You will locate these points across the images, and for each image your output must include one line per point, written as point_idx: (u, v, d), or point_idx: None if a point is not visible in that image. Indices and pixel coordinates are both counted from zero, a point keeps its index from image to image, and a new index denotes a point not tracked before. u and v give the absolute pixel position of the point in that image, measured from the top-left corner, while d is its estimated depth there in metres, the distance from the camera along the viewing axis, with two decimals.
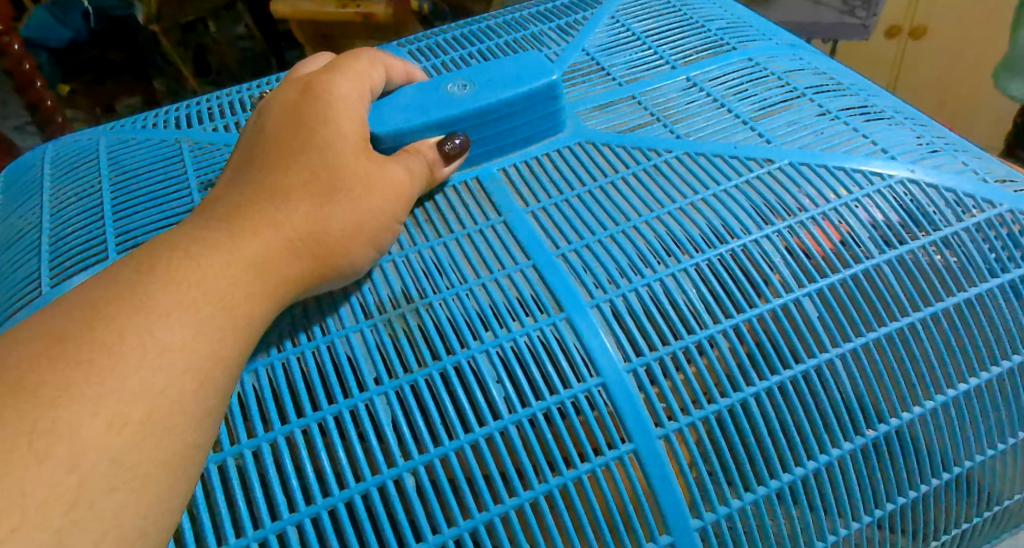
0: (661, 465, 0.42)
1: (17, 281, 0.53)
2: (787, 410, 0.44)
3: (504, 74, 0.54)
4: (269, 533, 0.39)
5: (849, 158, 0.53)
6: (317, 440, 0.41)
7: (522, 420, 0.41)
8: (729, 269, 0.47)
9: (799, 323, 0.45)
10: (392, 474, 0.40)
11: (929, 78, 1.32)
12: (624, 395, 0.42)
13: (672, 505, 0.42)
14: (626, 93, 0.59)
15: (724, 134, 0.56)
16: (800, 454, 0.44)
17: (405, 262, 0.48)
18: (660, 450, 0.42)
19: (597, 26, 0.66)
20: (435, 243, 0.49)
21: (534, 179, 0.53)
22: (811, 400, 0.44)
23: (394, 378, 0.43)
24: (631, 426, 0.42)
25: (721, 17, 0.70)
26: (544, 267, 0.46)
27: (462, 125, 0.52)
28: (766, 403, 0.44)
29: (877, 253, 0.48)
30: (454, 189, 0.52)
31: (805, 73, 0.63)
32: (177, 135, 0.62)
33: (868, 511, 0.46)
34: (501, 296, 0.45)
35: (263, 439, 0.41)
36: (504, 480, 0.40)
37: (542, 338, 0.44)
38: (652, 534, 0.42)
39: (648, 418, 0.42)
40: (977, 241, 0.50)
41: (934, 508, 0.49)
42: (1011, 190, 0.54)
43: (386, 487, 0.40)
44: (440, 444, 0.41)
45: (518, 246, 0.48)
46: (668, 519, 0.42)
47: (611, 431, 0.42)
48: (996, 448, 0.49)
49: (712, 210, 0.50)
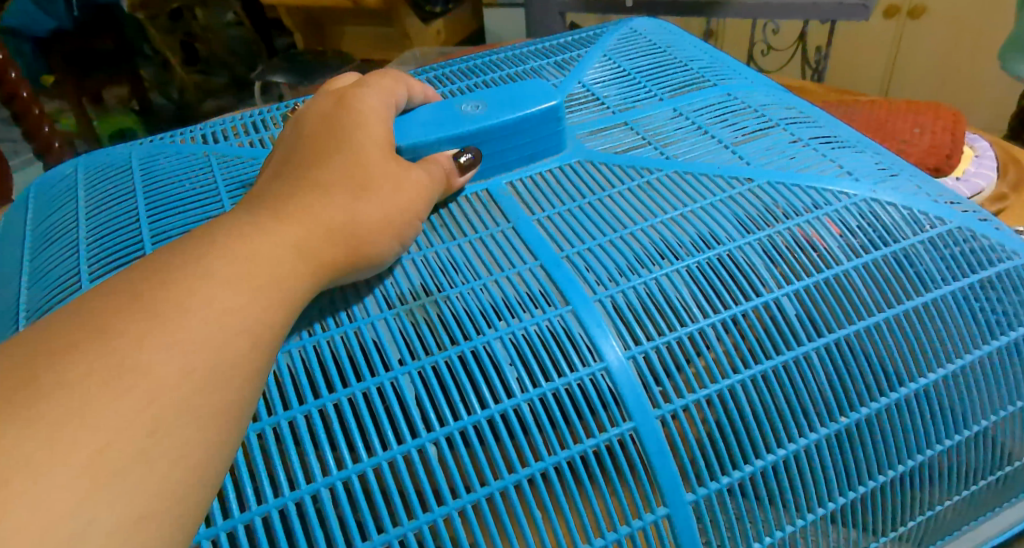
0: (660, 449, 0.38)
1: (47, 282, 0.48)
2: (771, 397, 0.41)
3: (509, 96, 0.52)
4: (268, 507, 0.35)
5: (809, 176, 0.51)
6: (323, 431, 0.37)
7: (534, 399, 0.38)
8: (721, 275, 0.44)
9: (776, 320, 0.42)
10: (392, 454, 0.36)
11: (925, 60, 1.28)
12: (629, 384, 0.39)
13: (669, 477, 0.38)
14: (621, 119, 0.57)
15: (713, 155, 0.53)
16: (779, 435, 0.41)
17: (423, 261, 0.45)
18: (658, 431, 0.39)
19: (592, 62, 0.63)
20: (445, 245, 0.46)
21: (544, 187, 0.50)
22: (787, 390, 0.41)
23: (418, 358, 0.39)
24: (629, 400, 0.39)
25: (702, 57, 0.67)
26: (555, 267, 0.44)
27: (476, 141, 0.50)
28: (753, 394, 0.41)
29: (844, 258, 0.46)
30: (466, 198, 0.49)
31: (778, 105, 0.60)
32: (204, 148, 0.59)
33: (870, 476, 0.44)
34: (510, 289, 0.43)
35: (289, 415, 0.37)
36: (494, 464, 0.37)
37: (553, 329, 0.41)
38: (644, 509, 0.38)
39: (647, 399, 0.39)
40: (936, 252, 0.48)
41: (925, 483, 0.46)
42: (959, 209, 0.51)
43: (408, 456, 0.36)
44: (444, 425, 0.37)
45: (525, 247, 0.45)
46: (665, 492, 0.38)
47: (612, 412, 0.39)
48: (995, 416, 0.46)
49: (692, 223, 0.47)
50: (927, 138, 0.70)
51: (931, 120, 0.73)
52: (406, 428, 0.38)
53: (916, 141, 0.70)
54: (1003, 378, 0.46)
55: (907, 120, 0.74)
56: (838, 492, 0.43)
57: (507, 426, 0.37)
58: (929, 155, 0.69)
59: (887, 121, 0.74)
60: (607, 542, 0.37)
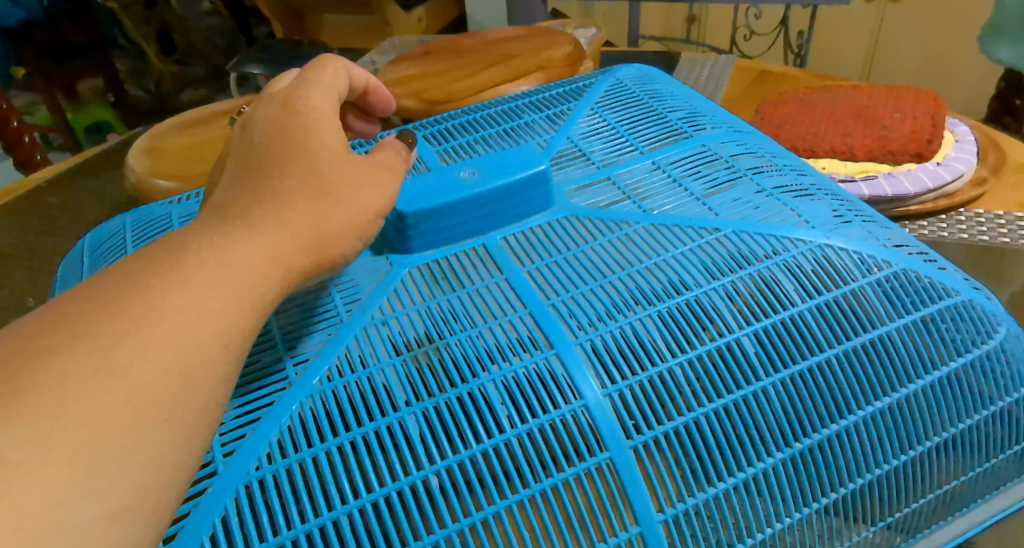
0: (634, 478, 0.33)
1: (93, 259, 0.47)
2: (740, 430, 0.35)
3: (508, 164, 0.42)
4: (201, 533, 0.29)
5: (766, 225, 0.41)
6: (311, 469, 0.31)
7: (524, 433, 0.32)
8: (687, 319, 0.36)
9: (731, 360, 0.35)
10: (354, 506, 0.30)
11: (904, 44, 1.28)
12: (608, 422, 0.33)
13: (637, 490, 0.33)
14: (631, 146, 0.48)
15: (698, 171, 0.46)
16: (752, 453, 0.35)
17: (425, 271, 0.39)
18: (633, 460, 0.33)
19: (601, 87, 0.55)
20: (440, 254, 0.40)
21: (538, 240, 0.41)
22: (761, 414, 0.35)
23: (424, 400, 0.33)
24: (605, 428, 0.33)
25: (683, 102, 0.54)
26: (543, 315, 0.36)
27: (467, 217, 0.40)
28: (719, 428, 0.34)
29: (798, 298, 0.38)
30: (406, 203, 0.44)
31: (747, 151, 0.48)
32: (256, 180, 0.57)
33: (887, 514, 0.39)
34: (480, 305, 0.37)
35: (264, 437, 0.32)
36: (451, 490, 0.31)
37: (539, 374, 0.34)
38: (613, 529, 0.32)
39: (619, 427, 0.33)
40: (886, 295, 0.39)
41: (964, 492, 0.41)
42: (908, 252, 0.41)
43: (383, 502, 0.30)
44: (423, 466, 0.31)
45: (491, 259, 0.40)
46: (635, 506, 0.33)
47: (584, 434, 0.33)
48: (1012, 451, 0.41)
49: (657, 275, 0.39)
50: (908, 124, 0.70)
51: (912, 104, 0.73)
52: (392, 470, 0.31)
53: (898, 127, 0.70)
54: (973, 395, 0.39)
55: (888, 104, 0.74)
56: (813, 496, 0.36)
57: (483, 469, 0.32)
58: (909, 140, 0.68)
59: (868, 106, 0.74)
60: None
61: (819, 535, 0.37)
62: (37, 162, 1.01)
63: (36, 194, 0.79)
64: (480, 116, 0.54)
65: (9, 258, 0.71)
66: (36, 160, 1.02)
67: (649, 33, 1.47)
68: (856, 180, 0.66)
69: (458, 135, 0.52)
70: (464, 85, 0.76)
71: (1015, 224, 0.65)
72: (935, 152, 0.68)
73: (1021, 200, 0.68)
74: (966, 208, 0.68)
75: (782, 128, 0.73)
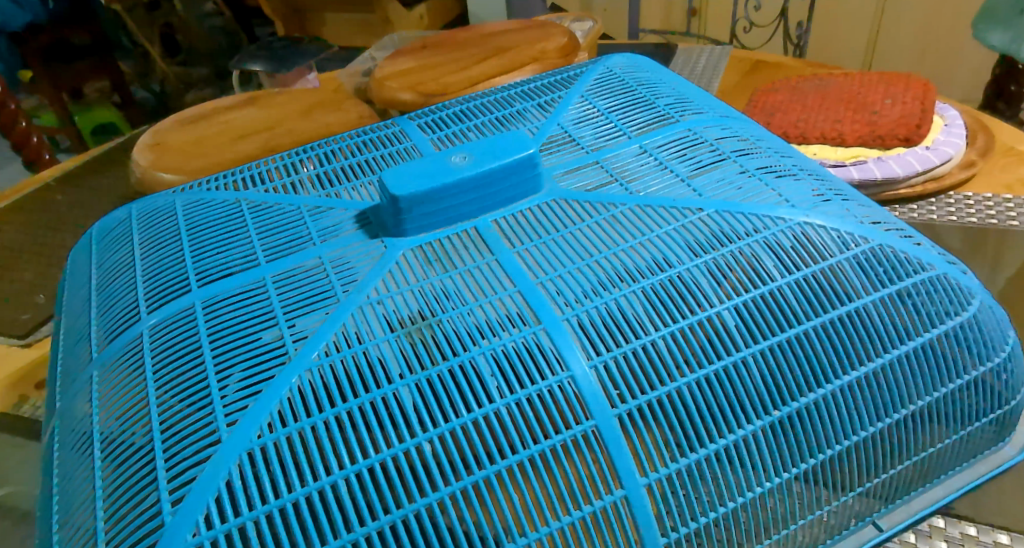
0: (619, 445, 0.34)
1: (107, 323, 0.42)
2: (722, 400, 0.36)
3: (491, 143, 0.44)
4: (206, 496, 0.31)
5: (747, 205, 0.42)
6: (309, 437, 0.33)
7: (513, 403, 0.34)
8: (670, 295, 0.38)
9: (714, 335, 0.37)
10: (353, 471, 0.32)
11: (904, 31, 1.27)
12: (594, 392, 0.35)
13: (622, 457, 0.34)
14: (618, 132, 0.49)
15: (684, 155, 0.47)
16: (732, 420, 0.36)
17: (418, 254, 0.41)
18: (618, 430, 0.34)
19: (591, 76, 0.56)
20: (435, 236, 0.42)
21: (528, 222, 0.42)
22: (743, 385, 0.37)
23: (419, 371, 0.35)
24: (591, 398, 0.35)
25: (670, 89, 0.55)
26: (533, 293, 0.38)
27: (456, 201, 0.42)
28: (701, 397, 0.36)
29: (778, 274, 0.39)
30: (367, 186, 0.47)
31: (731, 135, 0.49)
32: (237, 193, 0.48)
33: (863, 481, 0.41)
34: (471, 284, 0.39)
35: (264, 410, 0.33)
36: (443, 458, 0.33)
37: (528, 347, 0.36)
38: (598, 493, 0.34)
39: (604, 397, 0.35)
40: (863, 270, 0.40)
41: (942, 458, 0.43)
42: (885, 228, 0.43)
43: (377, 468, 0.32)
44: (414, 434, 0.33)
45: (481, 241, 0.41)
46: (620, 471, 0.34)
47: (571, 406, 0.34)
48: (988, 417, 0.43)
49: (641, 253, 0.40)
50: (898, 108, 0.71)
51: (902, 90, 0.74)
52: (386, 435, 0.33)
53: (887, 113, 0.71)
54: (948, 366, 0.40)
55: (879, 90, 0.74)
56: (791, 464, 0.38)
57: (476, 436, 0.33)
58: (898, 126, 0.69)
59: (858, 92, 0.75)
60: (560, 528, 0.33)
61: (805, 502, 0.39)
62: (46, 161, 1.04)
63: (45, 192, 0.81)
64: (472, 105, 0.56)
65: (20, 253, 0.73)
66: (43, 160, 1.04)
67: (649, 26, 1.48)
68: (847, 164, 0.67)
69: (453, 123, 0.53)
70: (459, 78, 0.77)
71: (1003, 205, 0.66)
72: (925, 137, 0.69)
73: (1008, 182, 0.69)
74: (955, 190, 0.69)
75: (772, 116, 0.74)
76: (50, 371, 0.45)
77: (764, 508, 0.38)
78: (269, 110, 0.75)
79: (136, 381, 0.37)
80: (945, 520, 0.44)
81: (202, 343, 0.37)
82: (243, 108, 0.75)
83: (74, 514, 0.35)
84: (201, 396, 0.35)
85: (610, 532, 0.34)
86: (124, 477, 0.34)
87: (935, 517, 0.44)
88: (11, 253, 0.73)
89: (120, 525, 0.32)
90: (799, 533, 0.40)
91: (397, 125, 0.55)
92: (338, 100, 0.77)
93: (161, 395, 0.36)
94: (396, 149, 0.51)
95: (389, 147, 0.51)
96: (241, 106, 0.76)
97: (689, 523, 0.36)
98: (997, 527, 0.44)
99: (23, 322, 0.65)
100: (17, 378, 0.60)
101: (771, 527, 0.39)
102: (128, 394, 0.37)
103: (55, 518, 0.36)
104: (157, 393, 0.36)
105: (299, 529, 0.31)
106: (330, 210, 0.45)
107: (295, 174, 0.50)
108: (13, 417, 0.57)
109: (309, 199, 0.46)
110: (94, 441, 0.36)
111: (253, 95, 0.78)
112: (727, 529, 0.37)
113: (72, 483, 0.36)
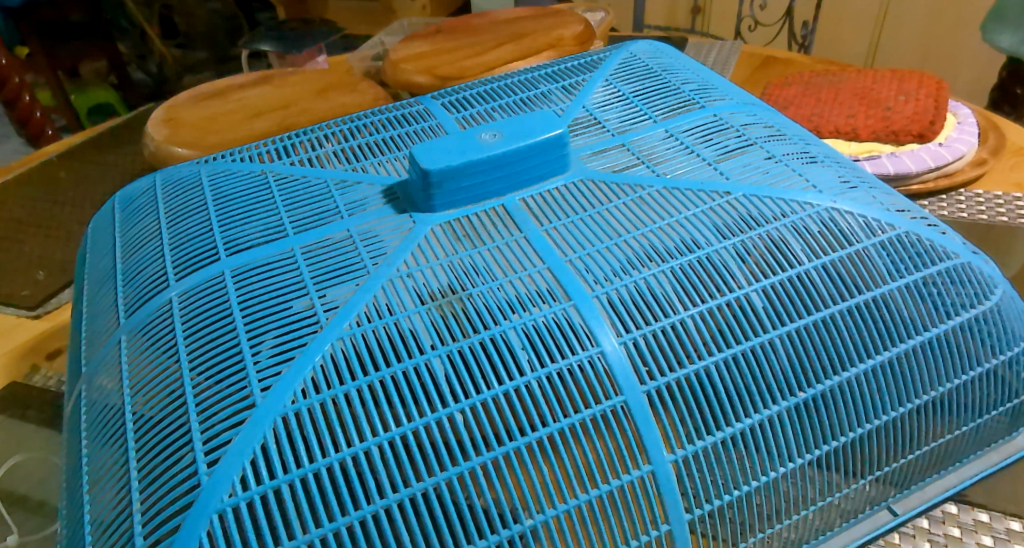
0: (648, 422, 0.35)
1: (133, 289, 0.42)
2: (747, 381, 0.37)
3: (521, 122, 0.44)
4: (242, 458, 0.31)
5: (774, 190, 0.43)
6: (344, 407, 0.33)
7: (544, 376, 0.34)
8: (699, 276, 0.38)
9: (741, 316, 0.37)
10: (385, 439, 0.32)
11: (906, 37, 1.27)
12: (624, 369, 0.35)
13: (650, 434, 0.35)
14: (643, 115, 0.50)
15: (710, 141, 0.47)
16: (755, 400, 0.37)
17: (447, 229, 0.41)
18: (645, 408, 0.35)
19: (615, 61, 0.56)
20: (463, 212, 0.42)
21: (556, 200, 0.43)
22: (767, 365, 0.37)
23: (449, 344, 0.35)
24: (620, 374, 0.35)
25: (693, 76, 0.55)
26: (562, 270, 0.38)
27: (485, 177, 0.42)
28: (728, 377, 0.36)
29: (805, 258, 0.40)
30: (395, 162, 0.47)
31: (757, 122, 0.50)
32: (263, 165, 0.48)
33: (881, 467, 0.41)
34: (499, 259, 0.39)
35: (298, 377, 0.34)
36: (471, 429, 0.33)
37: (558, 322, 0.36)
38: (625, 468, 0.34)
39: (633, 373, 0.35)
40: (888, 257, 0.41)
41: (954, 446, 0.43)
42: (909, 216, 0.43)
43: (407, 437, 0.32)
44: (444, 405, 0.33)
45: (508, 219, 0.41)
46: (647, 447, 0.35)
47: (600, 381, 0.35)
48: (1002, 407, 0.43)
49: (670, 234, 0.40)
50: (911, 105, 0.72)
51: (915, 87, 0.74)
52: (418, 405, 0.33)
53: (900, 109, 0.71)
54: (965, 356, 0.41)
55: (891, 87, 0.75)
56: (813, 445, 0.38)
57: (507, 406, 0.33)
58: (912, 122, 0.69)
59: (872, 89, 0.75)
60: (587, 501, 0.33)
61: (819, 487, 0.40)
62: (48, 136, 1.03)
63: (51, 166, 0.80)
64: (496, 84, 0.56)
65: (27, 227, 0.72)
66: (46, 135, 1.03)
67: (654, 22, 1.49)
68: (860, 158, 0.67)
69: (477, 103, 0.53)
70: (474, 63, 0.77)
71: (1013, 203, 0.66)
72: (938, 134, 0.69)
73: (1018, 180, 0.69)
74: (966, 187, 0.69)
75: (787, 108, 0.74)
76: (74, 337, 0.45)
77: (784, 489, 0.38)
78: (283, 89, 0.74)
79: (165, 347, 0.37)
80: (957, 507, 0.45)
81: (233, 312, 0.37)
82: (256, 87, 0.75)
83: (105, 476, 0.35)
84: (234, 362, 0.35)
85: (634, 508, 0.35)
86: (157, 438, 0.34)
87: (948, 504, 0.45)
88: (17, 226, 0.72)
89: (155, 487, 0.32)
90: (812, 517, 0.40)
91: (420, 104, 0.55)
92: (353, 81, 0.76)
93: (195, 361, 0.36)
94: (421, 127, 0.51)
95: (414, 125, 0.51)
96: (254, 85, 0.75)
97: (713, 501, 0.36)
98: (1009, 514, 0.44)
99: (26, 297, 0.65)
100: (28, 348, 0.60)
101: (788, 509, 0.39)
102: (158, 359, 0.37)
103: (85, 480, 0.36)
104: (188, 358, 0.36)
105: (332, 493, 0.31)
106: (356, 184, 0.45)
107: (319, 149, 0.50)
108: (24, 387, 0.57)
109: (336, 173, 0.46)
110: (124, 407, 0.37)
111: (267, 74, 0.78)
112: (747, 510, 0.38)
113: (102, 447, 0.37)
